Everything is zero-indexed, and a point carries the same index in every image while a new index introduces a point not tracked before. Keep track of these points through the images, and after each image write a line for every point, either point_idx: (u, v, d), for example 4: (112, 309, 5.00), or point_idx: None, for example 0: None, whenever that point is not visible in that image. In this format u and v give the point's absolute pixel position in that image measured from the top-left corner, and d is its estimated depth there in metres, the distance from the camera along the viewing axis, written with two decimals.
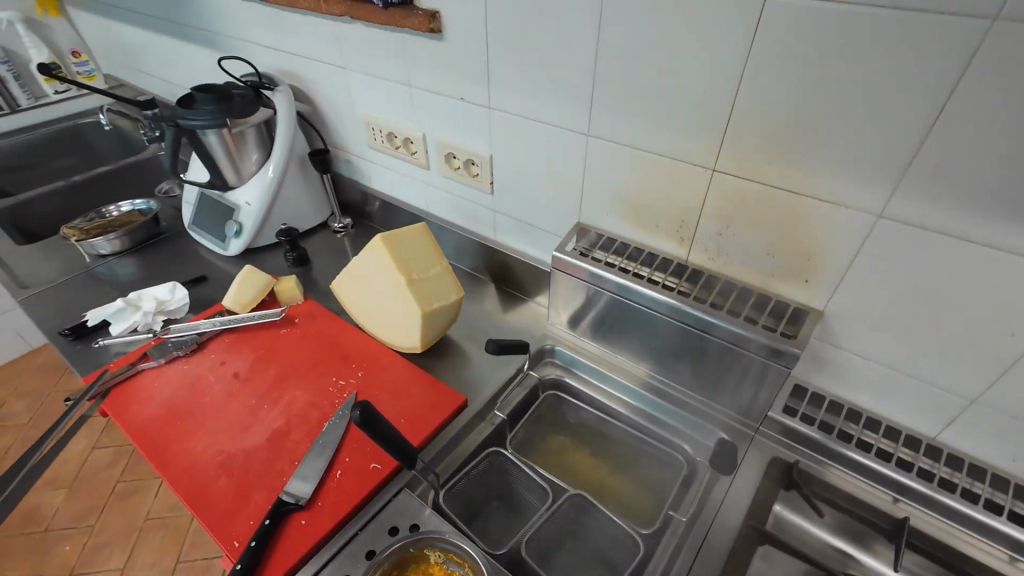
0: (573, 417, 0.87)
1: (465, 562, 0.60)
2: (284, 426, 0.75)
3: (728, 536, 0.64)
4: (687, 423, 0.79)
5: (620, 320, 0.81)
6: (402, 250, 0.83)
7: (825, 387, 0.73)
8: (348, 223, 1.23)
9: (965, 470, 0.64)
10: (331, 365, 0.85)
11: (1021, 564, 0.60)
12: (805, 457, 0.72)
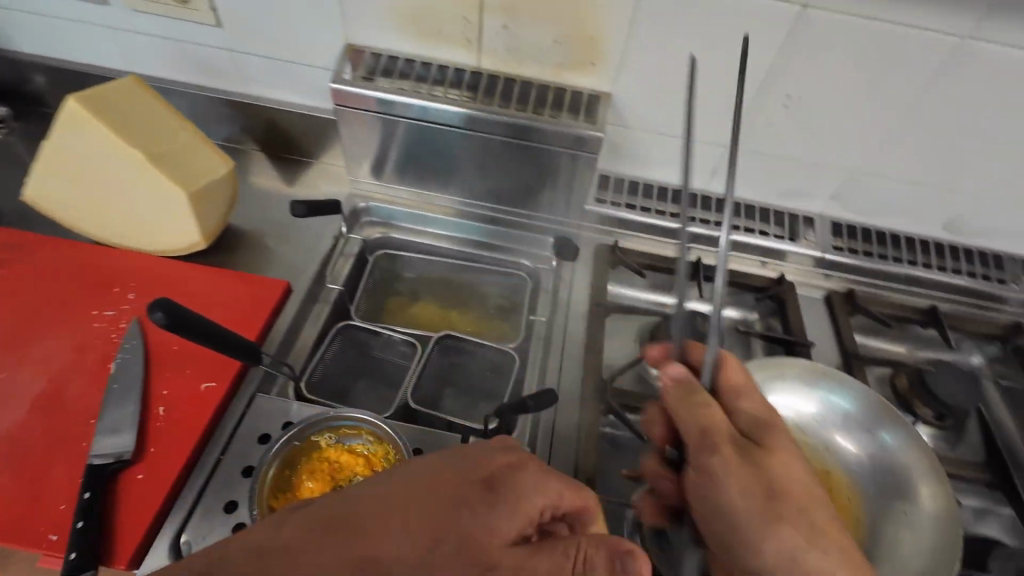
0: (409, 272, 0.81)
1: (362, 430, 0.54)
2: (49, 388, 0.56)
3: (580, 320, 0.71)
4: (519, 240, 0.80)
5: (427, 149, 0.75)
6: (122, 115, 0.61)
7: (623, 171, 0.80)
8: (7, 113, 0.85)
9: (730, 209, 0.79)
10: (83, 297, 0.63)
11: (769, 264, 0.79)
12: (623, 234, 0.80)
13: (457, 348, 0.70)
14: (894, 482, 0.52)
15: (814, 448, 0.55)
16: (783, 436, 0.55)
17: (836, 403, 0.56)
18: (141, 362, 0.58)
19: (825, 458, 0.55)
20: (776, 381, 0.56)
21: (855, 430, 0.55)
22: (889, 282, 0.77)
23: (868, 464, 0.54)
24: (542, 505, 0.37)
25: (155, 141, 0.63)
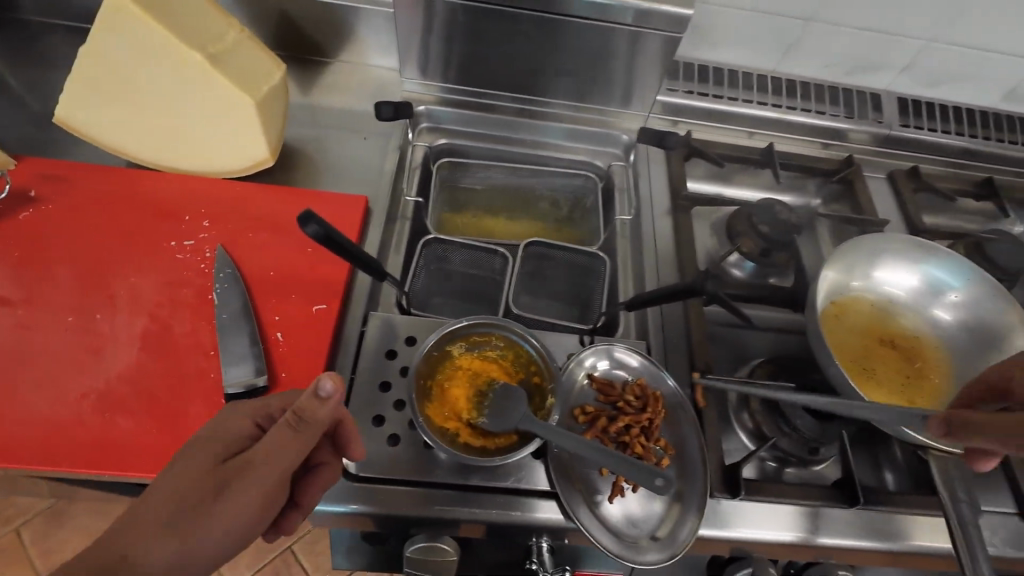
0: (471, 181, 0.77)
1: (490, 338, 0.55)
2: (156, 325, 0.53)
3: (664, 218, 0.70)
4: (587, 138, 0.76)
5: (488, 39, 0.68)
6: (164, 13, 0.53)
7: (689, 56, 0.76)
8: None
9: (800, 92, 0.76)
10: (153, 227, 0.58)
11: (831, 148, 0.78)
12: (694, 125, 0.77)
13: (547, 256, 0.69)
14: (990, 339, 0.57)
15: (912, 318, 0.60)
16: (883, 310, 0.61)
17: (932, 277, 0.60)
18: (245, 291, 0.56)
19: (922, 327, 0.60)
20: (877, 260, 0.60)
21: (948, 298, 0.60)
22: (945, 158, 0.79)
23: (962, 327, 0.59)
24: (251, 420, 0.42)
25: (209, 41, 0.56)
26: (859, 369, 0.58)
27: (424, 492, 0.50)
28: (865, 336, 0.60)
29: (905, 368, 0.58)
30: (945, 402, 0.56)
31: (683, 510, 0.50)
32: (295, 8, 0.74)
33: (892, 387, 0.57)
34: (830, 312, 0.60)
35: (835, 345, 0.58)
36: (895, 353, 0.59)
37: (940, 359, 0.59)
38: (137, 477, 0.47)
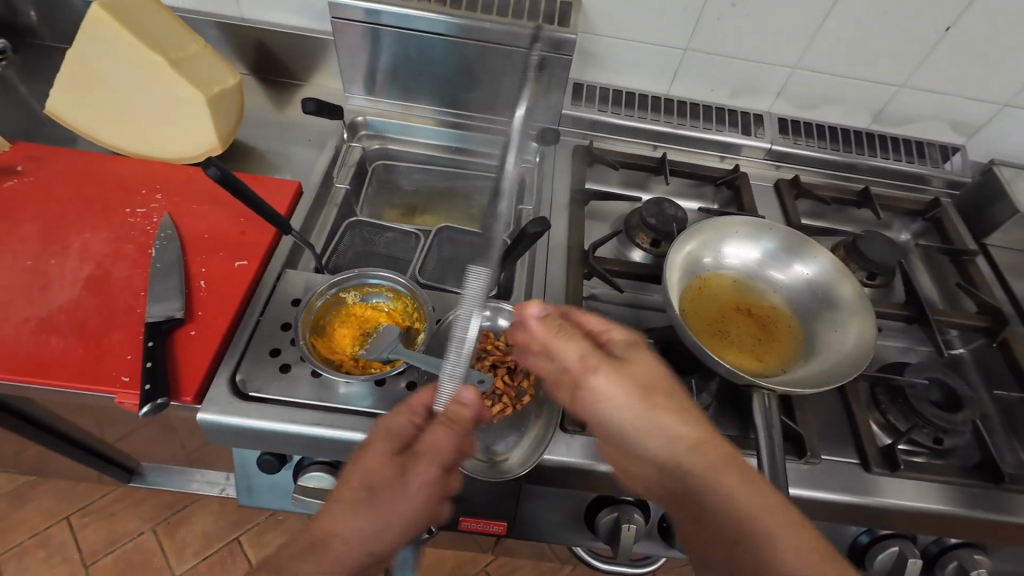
0: (404, 181, 0.90)
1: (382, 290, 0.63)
2: (99, 269, 0.63)
3: (562, 210, 0.79)
4: (504, 146, 0.87)
5: (413, 60, 0.81)
6: (137, 26, 0.67)
7: (593, 80, 0.88)
8: (5, 45, 0.88)
9: (691, 112, 0.88)
10: (112, 196, 0.69)
11: (726, 159, 0.89)
12: (599, 138, 0.88)
13: (456, 238, 0.78)
14: (828, 300, 0.63)
15: (764, 287, 0.66)
16: (738, 282, 0.67)
17: (778, 250, 0.67)
18: (179, 247, 0.65)
19: (773, 296, 0.66)
20: (728, 237, 0.67)
21: (794, 268, 0.66)
22: (827, 171, 0.89)
23: (807, 293, 0.65)
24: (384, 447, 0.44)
25: (172, 49, 0.69)
26: (713, 332, 0.63)
27: (304, 412, 0.55)
28: (720, 304, 0.65)
29: (756, 331, 0.63)
30: (789, 358, 0.60)
31: (537, 438, 0.55)
32: (262, 37, 0.89)
33: (742, 347, 0.62)
34: (690, 283, 0.65)
35: (692, 310, 0.63)
36: (748, 318, 0.65)
37: (789, 323, 0.64)
38: (57, 386, 0.55)
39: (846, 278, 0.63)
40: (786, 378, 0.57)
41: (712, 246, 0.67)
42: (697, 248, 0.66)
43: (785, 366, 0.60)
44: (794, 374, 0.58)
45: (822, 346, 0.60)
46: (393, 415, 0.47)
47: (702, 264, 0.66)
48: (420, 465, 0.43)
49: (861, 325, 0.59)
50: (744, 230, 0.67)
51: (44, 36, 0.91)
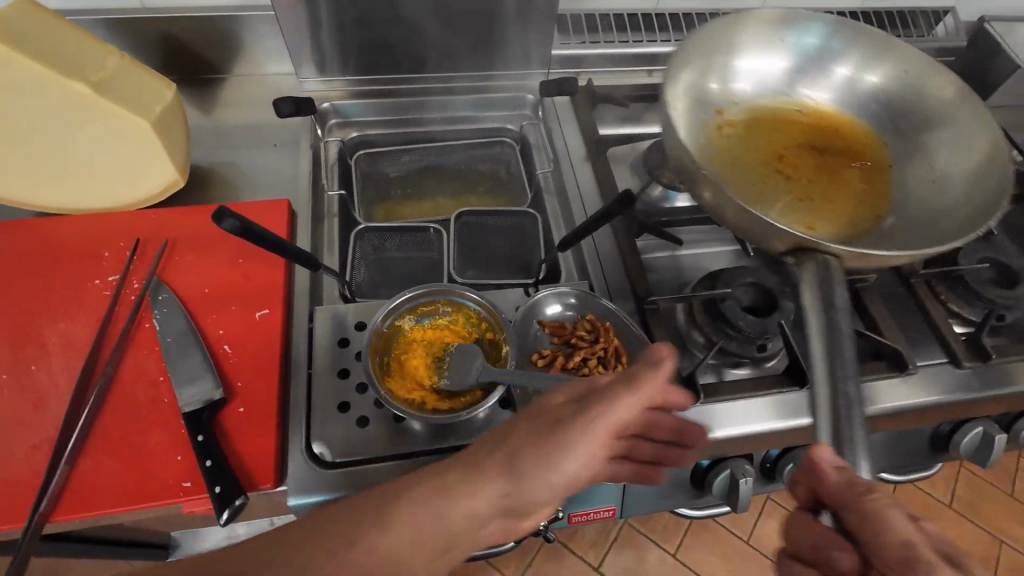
0: (392, 167, 0.77)
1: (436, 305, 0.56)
2: (95, 363, 0.52)
3: (582, 166, 0.72)
4: (496, 104, 0.78)
5: (376, 23, 0.69)
6: (33, 47, 0.51)
7: (575, 8, 0.79)
8: None
9: (685, 25, 0.80)
10: (72, 270, 0.57)
11: None
12: (594, 74, 0.80)
13: (480, 225, 0.69)
14: (883, 131, 0.59)
15: (811, 129, 0.60)
16: (779, 123, 0.60)
17: (804, 46, 0.60)
18: (183, 312, 0.55)
19: (819, 123, 0.61)
20: (743, 47, 0.59)
21: (824, 100, 0.61)
22: None
23: (851, 99, 0.60)
24: None
25: (89, 70, 0.54)
26: (768, 179, 0.55)
27: (402, 463, 0.50)
28: (763, 145, 0.58)
29: (815, 154, 0.58)
30: (861, 201, 0.54)
31: None
32: (178, 28, 0.72)
33: (802, 185, 0.55)
34: (719, 126, 0.58)
35: (741, 165, 0.56)
36: (799, 150, 0.58)
37: (850, 156, 0.58)
38: (108, 514, 0.47)
39: (914, 73, 0.57)
40: (874, 239, 0.50)
41: (725, 59, 0.58)
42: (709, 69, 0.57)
43: (875, 204, 0.54)
44: (892, 217, 0.53)
45: (915, 199, 0.53)
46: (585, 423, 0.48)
47: (718, 88, 0.58)
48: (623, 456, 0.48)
49: (943, 131, 0.55)
50: (759, 32, 0.59)
51: None
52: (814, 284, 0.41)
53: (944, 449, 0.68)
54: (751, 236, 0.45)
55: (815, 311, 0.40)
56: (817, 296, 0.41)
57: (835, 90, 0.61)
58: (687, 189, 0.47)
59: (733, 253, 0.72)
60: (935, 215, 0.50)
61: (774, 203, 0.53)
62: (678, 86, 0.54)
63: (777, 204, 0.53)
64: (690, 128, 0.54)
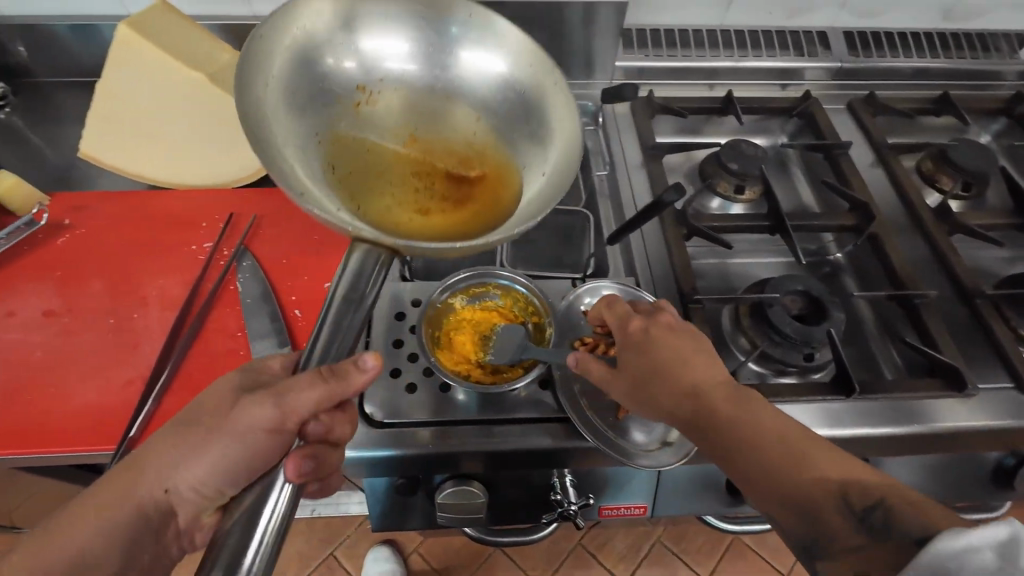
0: None
1: (488, 287, 0.59)
2: (184, 316, 0.59)
3: (635, 171, 0.75)
4: None
5: None
6: (169, 44, 0.64)
7: (640, 22, 0.82)
8: (3, 88, 0.81)
9: (750, 40, 0.82)
10: (173, 235, 0.65)
11: (789, 87, 0.83)
12: (655, 85, 0.82)
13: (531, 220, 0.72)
14: (524, 117, 0.50)
15: (451, 122, 0.51)
16: (420, 109, 0.51)
17: (442, 34, 0.51)
18: (261, 277, 0.62)
19: (468, 113, 0.51)
20: (387, 29, 0.50)
21: (468, 71, 0.51)
22: (898, 81, 0.84)
23: (493, 88, 0.51)
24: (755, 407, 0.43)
25: (208, 64, 0.65)
26: (391, 165, 0.48)
27: (444, 429, 0.53)
28: (400, 125, 0.50)
29: (452, 165, 0.49)
30: (467, 228, 0.43)
31: None
32: None
33: (405, 198, 0.46)
34: (351, 108, 0.49)
35: (362, 150, 0.48)
36: (430, 143, 0.50)
37: (445, 190, 0.47)
38: None
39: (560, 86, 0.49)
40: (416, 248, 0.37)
41: (346, 44, 0.49)
42: (330, 54, 0.48)
43: (471, 220, 0.44)
44: (498, 210, 0.45)
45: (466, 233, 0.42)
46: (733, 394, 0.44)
47: (339, 69, 0.49)
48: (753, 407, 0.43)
49: (544, 148, 0.47)
50: (405, 19, 0.50)
51: (38, 73, 0.83)
52: (350, 274, 0.38)
53: (1007, 485, 0.63)
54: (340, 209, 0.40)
55: (341, 280, 0.38)
56: (349, 290, 0.38)
57: (484, 70, 0.51)
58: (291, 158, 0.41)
59: (784, 264, 0.71)
60: (507, 217, 0.43)
61: (391, 189, 0.46)
62: (277, 68, 0.45)
63: (388, 192, 0.46)
64: (287, 110, 0.44)
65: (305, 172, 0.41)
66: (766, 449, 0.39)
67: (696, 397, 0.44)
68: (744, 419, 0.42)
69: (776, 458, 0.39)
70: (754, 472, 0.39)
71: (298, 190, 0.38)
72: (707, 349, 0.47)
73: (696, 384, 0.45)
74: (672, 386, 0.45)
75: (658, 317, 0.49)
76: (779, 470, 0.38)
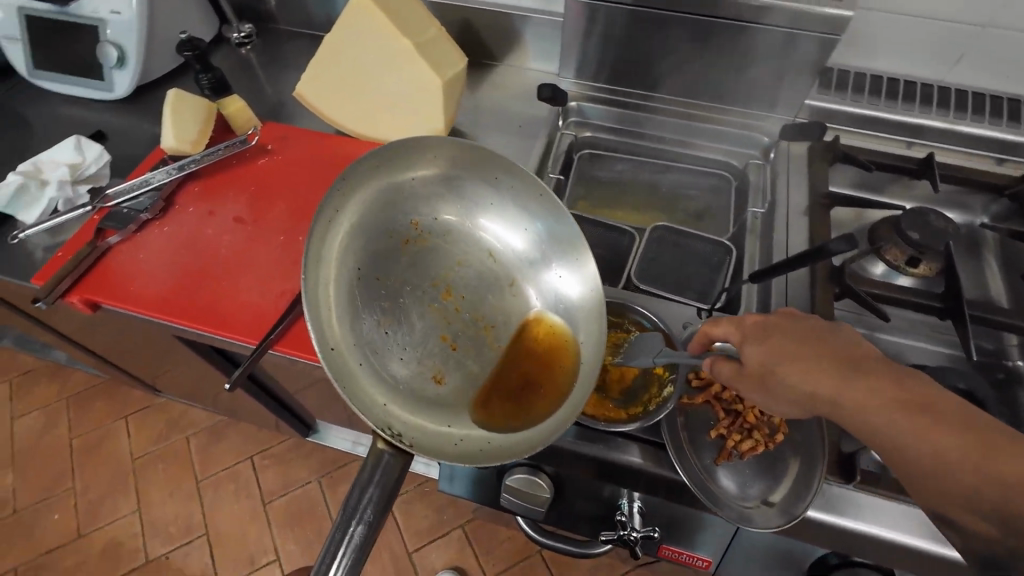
0: (608, 172, 0.85)
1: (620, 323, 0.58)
2: None
3: (798, 217, 0.69)
4: (729, 139, 0.80)
5: (641, 39, 0.75)
6: (389, 10, 0.71)
7: (844, 64, 0.77)
8: (251, 29, 0.95)
9: (972, 103, 0.73)
10: None
11: (1008, 164, 0.72)
12: (842, 133, 0.76)
13: (676, 240, 0.71)
14: (563, 325, 0.52)
15: (492, 288, 0.54)
16: (469, 265, 0.54)
17: (518, 220, 0.54)
18: None
19: (508, 289, 0.54)
20: (467, 195, 0.55)
21: (526, 254, 0.54)
22: None
23: (542, 285, 0.53)
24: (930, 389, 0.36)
25: (416, 34, 0.71)
26: (422, 313, 0.51)
27: None
28: (444, 271, 0.53)
29: (486, 336, 0.52)
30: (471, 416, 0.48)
31: (800, 483, 0.48)
32: (481, 19, 0.88)
33: (421, 359, 0.50)
34: (402, 246, 0.53)
35: (404, 289, 0.52)
36: (464, 301, 0.53)
37: (471, 362, 0.50)
38: (308, 359, 0.60)
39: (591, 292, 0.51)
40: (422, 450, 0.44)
41: (427, 195, 0.54)
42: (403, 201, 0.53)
43: (473, 410, 0.48)
44: (485, 413, 0.48)
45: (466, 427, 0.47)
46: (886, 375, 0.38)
47: (402, 215, 0.53)
48: (927, 392, 0.36)
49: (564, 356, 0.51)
50: (479, 195, 0.55)
51: (279, 20, 0.98)
52: (376, 485, 0.45)
53: None
54: (362, 385, 0.46)
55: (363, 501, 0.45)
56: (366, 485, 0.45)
57: (543, 260, 0.53)
58: (335, 318, 0.47)
59: (949, 356, 0.63)
60: (495, 432, 0.47)
61: (410, 344, 0.50)
62: (352, 202, 0.51)
63: (404, 345, 0.49)
64: (346, 249, 0.50)
65: (336, 318, 0.47)
66: (924, 432, 0.35)
67: (841, 368, 0.39)
68: (891, 397, 0.36)
69: (964, 453, 0.33)
70: (918, 460, 0.35)
71: (327, 344, 0.45)
72: (841, 331, 0.42)
73: (838, 352, 0.40)
74: (814, 362, 0.40)
75: (777, 313, 0.46)
76: (938, 466, 0.34)
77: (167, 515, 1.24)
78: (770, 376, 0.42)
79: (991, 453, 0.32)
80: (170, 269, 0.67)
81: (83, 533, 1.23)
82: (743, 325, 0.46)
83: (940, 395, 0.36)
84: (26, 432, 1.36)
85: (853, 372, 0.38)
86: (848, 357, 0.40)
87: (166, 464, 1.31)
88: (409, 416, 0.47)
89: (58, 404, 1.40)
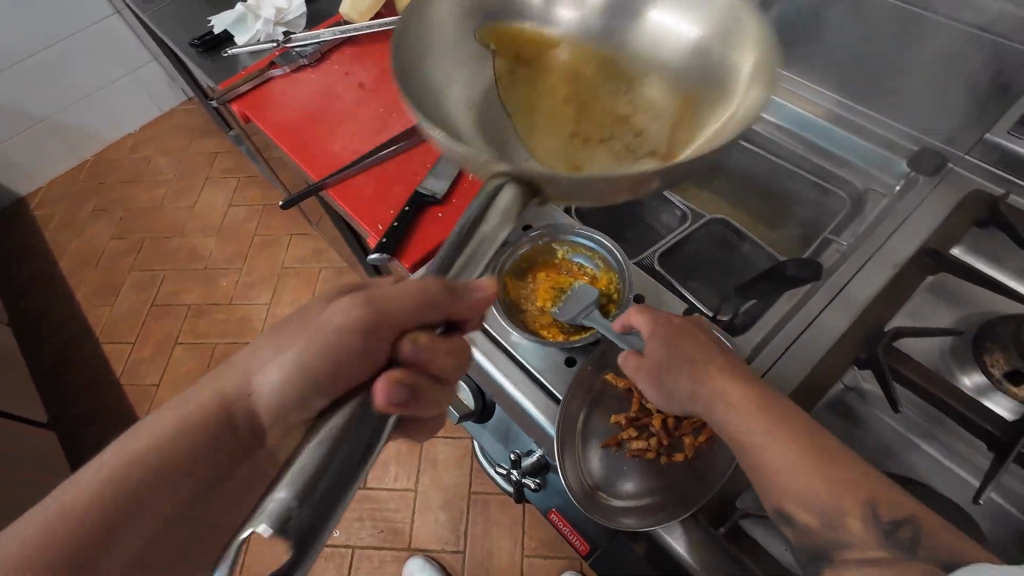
0: (715, 152, 0.76)
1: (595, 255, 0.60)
2: (411, 130, 0.75)
3: (886, 267, 0.56)
4: (867, 158, 0.67)
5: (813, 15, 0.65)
6: None
7: None
8: None
9: None
10: None
11: None
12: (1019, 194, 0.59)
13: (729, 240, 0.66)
14: (686, 83, 0.52)
15: (617, 83, 0.55)
16: (595, 72, 0.56)
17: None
18: None
19: (622, 83, 0.55)
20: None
21: (647, 45, 0.55)
22: None
23: (669, 50, 0.54)
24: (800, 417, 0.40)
25: None
26: (543, 101, 0.52)
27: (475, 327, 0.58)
28: (552, 80, 0.55)
29: (576, 112, 0.52)
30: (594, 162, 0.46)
31: (659, 502, 0.47)
32: None
33: (554, 132, 0.49)
34: (504, 67, 0.53)
35: (536, 91, 0.53)
36: (573, 90, 0.54)
37: (600, 132, 0.50)
38: (347, 212, 0.69)
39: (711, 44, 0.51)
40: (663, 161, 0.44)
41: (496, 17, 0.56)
42: (474, 13, 0.53)
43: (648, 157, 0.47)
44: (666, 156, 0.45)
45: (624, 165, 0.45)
46: (761, 401, 0.41)
47: (479, 26, 0.53)
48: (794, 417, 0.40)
49: (663, 120, 0.51)
50: None
51: None
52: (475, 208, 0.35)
53: None
54: (497, 144, 0.45)
55: (476, 220, 0.35)
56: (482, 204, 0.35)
57: (679, 26, 0.54)
58: (428, 103, 0.43)
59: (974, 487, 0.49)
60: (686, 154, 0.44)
61: (542, 125, 0.50)
62: (434, 18, 0.49)
63: (532, 129, 0.49)
64: (450, 45, 0.50)
65: (449, 98, 0.46)
66: (780, 444, 0.38)
67: (723, 378, 0.43)
68: (757, 415, 0.40)
69: (811, 463, 0.37)
70: (766, 468, 0.38)
71: (463, 128, 0.44)
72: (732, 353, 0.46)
73: (723, 365, 0.44)
74: (704, 369, 0.43)
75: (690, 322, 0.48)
76: (790, 472, 0.37)
77: (284, 316, 1.56)
78: (667, 375, 0.45)
79: (834, 471, 0.36)
80: (299, 106, 0.82)
81: (233, 302, 1.61)
82: (657, 320, 0.47)
83: (797, 413, 0.40)
84: (234, 216, 1.79)
85: (731, 388, 0.42)
86: (736, 378, 0.43)
87: (299, 280, 1.63)
88: (596, 169, 0.45)
89: (255, 206, 1.80)
